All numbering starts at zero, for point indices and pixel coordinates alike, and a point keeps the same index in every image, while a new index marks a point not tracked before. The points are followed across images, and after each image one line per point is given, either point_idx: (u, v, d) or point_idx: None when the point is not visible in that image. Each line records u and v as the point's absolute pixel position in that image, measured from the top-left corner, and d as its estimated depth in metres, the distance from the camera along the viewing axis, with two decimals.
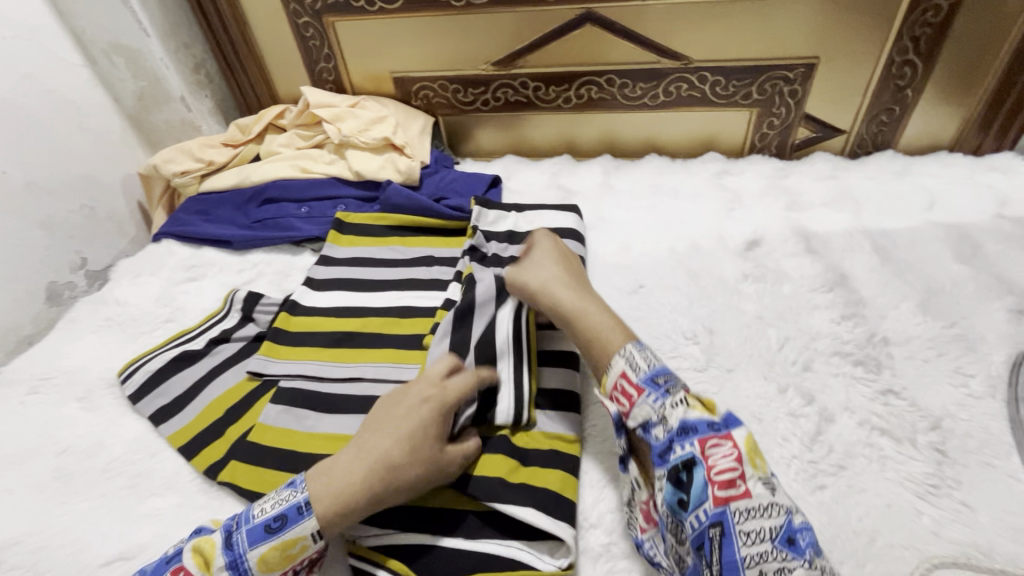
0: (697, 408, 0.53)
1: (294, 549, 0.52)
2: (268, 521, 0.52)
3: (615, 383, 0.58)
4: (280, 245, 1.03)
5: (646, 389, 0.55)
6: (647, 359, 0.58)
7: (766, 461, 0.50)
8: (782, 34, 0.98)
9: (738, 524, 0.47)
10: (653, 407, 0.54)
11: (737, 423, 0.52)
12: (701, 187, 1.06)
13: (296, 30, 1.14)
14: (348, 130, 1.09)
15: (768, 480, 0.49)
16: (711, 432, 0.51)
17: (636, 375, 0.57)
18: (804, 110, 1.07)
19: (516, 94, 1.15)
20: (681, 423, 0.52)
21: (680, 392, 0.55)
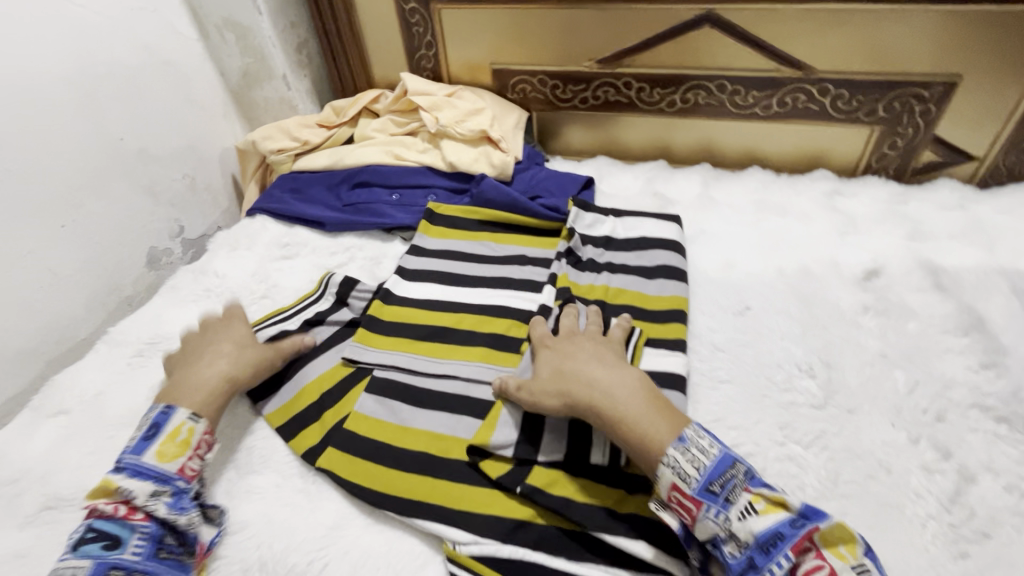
0: (767, 510, 0.48)
1: (183, 434, 0.61)
2: (145, 432, 0.60)
3: (667, 495, 0.52)
4: (370, 230, 1.03)
5: (705, 502, 0.50)
6: (695, 461, 0.52)
7: (855, 544, 0.47)
8: (924, 48, 0.91)
9: None
10: (717, 523, 0.49)
11: (815, 513, 0.48)
12: (810, 207, 0.99)
13: (402, 16, 1.13)
14: (445, 119, 1.08)
15: (860, 567, 0.46)
16: (791, 534, 0.47)
17: (689, 486, 0.51)
18: (933, 132, 0.99)
19: (617, 95, 1.11)
20: (755, 538, 0.47)
21: (742, 494, 0.50)
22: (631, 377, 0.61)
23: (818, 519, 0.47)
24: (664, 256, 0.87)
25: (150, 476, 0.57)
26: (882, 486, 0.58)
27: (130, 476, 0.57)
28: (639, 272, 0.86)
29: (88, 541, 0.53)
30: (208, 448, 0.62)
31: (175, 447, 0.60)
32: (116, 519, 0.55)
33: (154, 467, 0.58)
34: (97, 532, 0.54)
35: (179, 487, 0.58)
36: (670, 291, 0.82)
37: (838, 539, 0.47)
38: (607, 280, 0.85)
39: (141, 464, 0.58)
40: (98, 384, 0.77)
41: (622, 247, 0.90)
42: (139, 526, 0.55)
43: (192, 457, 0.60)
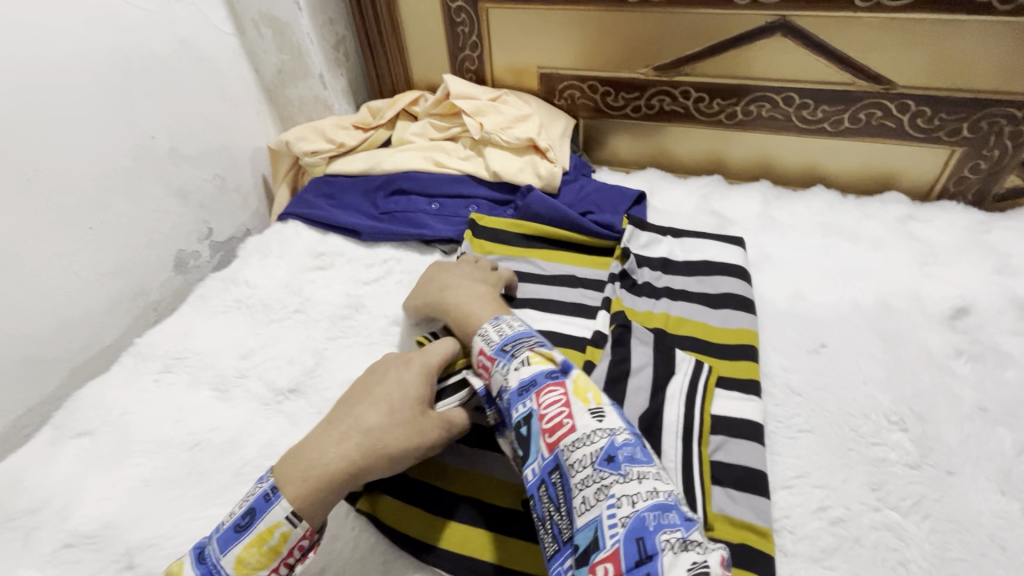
0: (537, 360, 0.54)
1: (275, 538, 0.49)
2: (238, 520, 0.49)
3: (479, 356, 0.59)
4: (408, 241, 0.98)
5: (497, 357, 0.56)
6: (501, 330, 0.60)
7: (600, 395, 0.52)
8: (1022, 65, 0.82)
9: (568, 459, 0.47)
10: (500, 373, 0.55)
11: (569, 366, 0.53)
12: (883, 233, 0.92)
13: (446, 14, 1.07)
14: (490, 126, 1.02)
15: (597, 411, 0.50)
16: (546, 381, 0.52)
17: (491, 346, 0.58)
18: (1023, 155, 0.91)
19: (673, 104, 1.04)
20: (519, 381, 0.52)
21: (525, 351, 0.55)
22: (492, 308, 0.65)
23: (569, 371, 0.53)
24: (731, 285, 0.80)
25: None
26: (997, 567, 0.51)
27: None
28: (703, 300, 0.79)
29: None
30: (299, 554, 0.51)
31: (260, 557, 0.48)
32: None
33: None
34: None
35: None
36: (739, 326, 0.75)
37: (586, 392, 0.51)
38: (669, 309, 0.78)
39: (216, 568, 0.47)
40: (123, 403, 0.72)
41: (681, 271, 0.83)
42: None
43: (276, 567, 0.49)
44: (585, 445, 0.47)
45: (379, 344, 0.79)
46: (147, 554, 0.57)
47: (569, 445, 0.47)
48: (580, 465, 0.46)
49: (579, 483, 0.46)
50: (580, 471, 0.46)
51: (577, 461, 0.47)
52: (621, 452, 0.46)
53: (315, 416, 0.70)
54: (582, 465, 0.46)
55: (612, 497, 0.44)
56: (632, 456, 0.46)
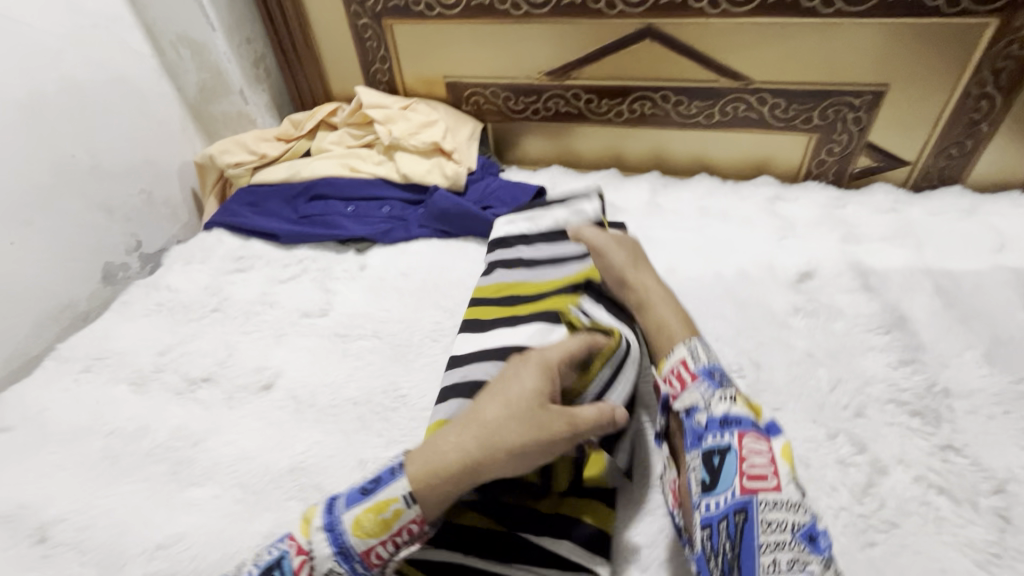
0: (742, 405, 0.55)
1: (389, 512, 0.50)
2: (364, 484, 0.52)
3: (674, 368, 0.61)
4: (325, 242, 1.04)
5: (701, 377, 0.57)
6: (718, 396, 0.55)
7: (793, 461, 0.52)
8: (850, 60, 0.95)
9: (761, 512, 0.48)
10: (702, 395, 0.56)
11: (775, 431, 0.54)
12: (753, 212, 1.03)
13: (355, 31, 1.16)
14: (399, 132, 1.10)
15: (791, 478, 0.50)
16: (751, 429, 0.52)
17: (695, 365, 0.59)
18: (867, 138, 1.03)
19: (567, 106, 1.14)
20: (722, 412, 0.54)
21: (732, 388, 0.56)
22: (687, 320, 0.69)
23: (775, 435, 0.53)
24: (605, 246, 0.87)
25: (337, 543, 0.49)
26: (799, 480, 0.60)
27: (325, 531, 0.50)
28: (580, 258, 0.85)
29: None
30: (407, 536, 0.51)
31: (374, 523, 0.50)
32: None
33: (346, 535, 0.49)
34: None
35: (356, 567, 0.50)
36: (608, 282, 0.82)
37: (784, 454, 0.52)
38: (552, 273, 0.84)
39: (339, 523, 0.50)
40: (42, 401, 0.77)
41: (568, 250, 0.90)
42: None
43: (387, 540, 0.50)
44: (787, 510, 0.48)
45: (290, 335, 0.85)
46: (57, 529, 0.62)
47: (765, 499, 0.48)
48: (774, 525, 0.47)
49: (764, 533, 0.47)
50: (770, 531, 0.47)
51: (773, 520, 0.47)
52: (820, 535, 0.48)
53: (224, 401, 0.76)
54: (779, 528, 0.47)
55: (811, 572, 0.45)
56: (833, 546, 0.47)
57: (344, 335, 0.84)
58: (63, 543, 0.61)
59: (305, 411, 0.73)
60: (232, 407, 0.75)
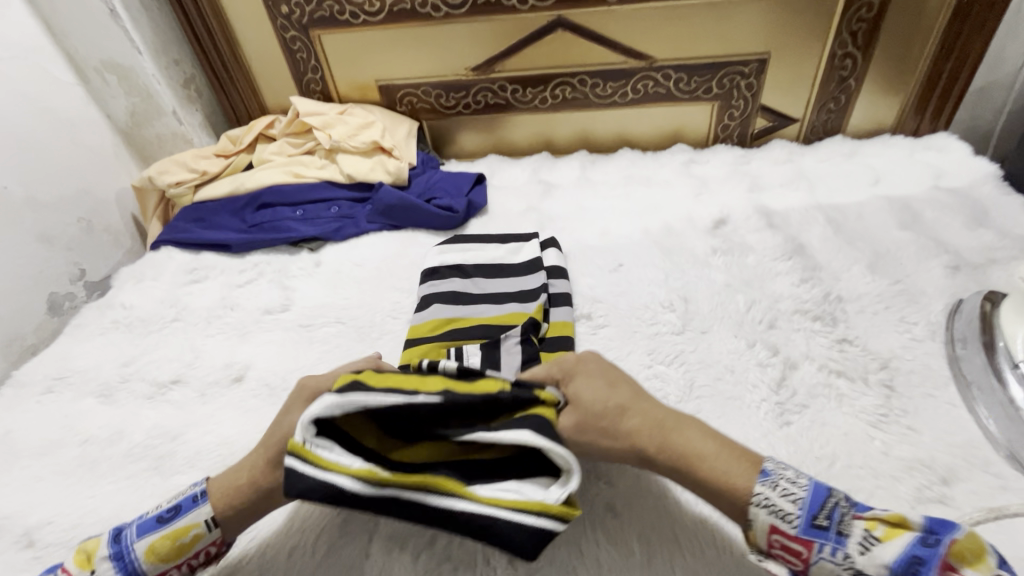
0: (891, 534, 0.46)
1: (190, 482, 0.57)
2: (161, 512, 0.55)
3: (769, 541, 0.49)
4: (277, 246, 1.08)
5: (816, 540, 0.47)
6: (858, 537, 0.46)
7: (987, 554, 0.43)
8: (736, 34, 1.07)
9: None
10: (837, 563, 0.46)
11: (937, 526, 0.45)
12: (672, 175, 1.14)
13: (284, 43, 1.20)
14: (338, 135, 1.15)
15: None
16: (937, 555, 0.43)
17: (793, 527, 0.47)
18: (760, 101, 1.16)
19: (495, 97, 1.22)
20: (891, 569, 0.44)
21: (856, 523, 0.47)
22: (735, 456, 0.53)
23: (951, 531, 0.44)
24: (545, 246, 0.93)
25: (125, 568, 0.53)
26: (726, 384, 0.70)
27: (110, 559, 0.53)
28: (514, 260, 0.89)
29: None
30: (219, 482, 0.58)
31: (169, 550, 0.53)
32: (139, 544, 0.54)
33: (178, 499, 0.56)
34: None
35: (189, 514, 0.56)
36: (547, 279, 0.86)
37: (973, 554, 0.43)
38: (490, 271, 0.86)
39: (128, 551, 0.53)
40: (6, 424, 0.77)
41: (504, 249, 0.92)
42: (150, 552, 0.53)
43: (182, 563, 0.54)
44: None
45: (254, 331, 0.89)
46: (44, 532, 0.63)
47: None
48: None
49: None
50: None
51: None
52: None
53: (197, 398, 0.78)
54: None
55: None
56: None
57: (307, 325, 0.88)
58: (51, 544, 0.62)
59: (278, 394, 0.77)
60: (206, 402, 0.78)
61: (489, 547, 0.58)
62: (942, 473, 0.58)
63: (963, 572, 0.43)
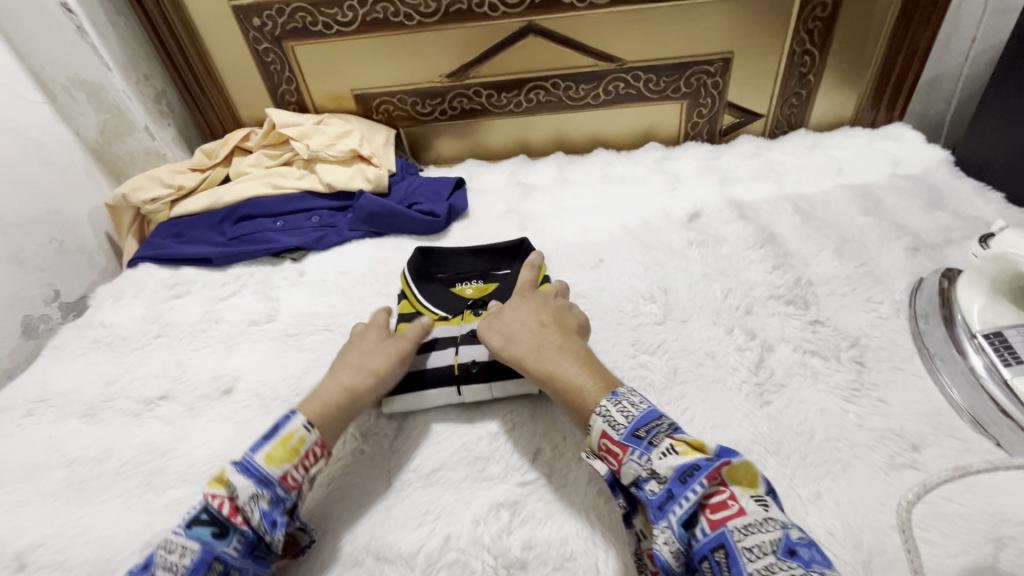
0: (686, 450, 0.51)
1: (294, 441, 0.58)
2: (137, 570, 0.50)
3: (599, 441, 0.56)
4: (259, 257, 1.07)
5: (631, 445, 0.53)
6: (659, 436, 0.53)
7: (756, 480, 0.50)
8: (701, 35, 1.11)
9: (739, 541, 0.46)
10: (641, 464, 0.52)
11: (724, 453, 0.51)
12: (646, 172, 1.17)
13: (257, 56, 1.20)
14: (315, 145, 1.15)
15: (759, 499, 0.49)
16: (714, 467, 0.49)
17: (618, 433, 0.55)
18: (726, 99, 1.20)
19: (471, 103, 1.23)
20: (674, 471, 0.50)
21: (666, 439, 0.53)
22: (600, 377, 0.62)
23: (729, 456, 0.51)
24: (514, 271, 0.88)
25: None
26: (708, 369, 0.73)
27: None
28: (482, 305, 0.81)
29: (201, 524, 0.52)
30: (314, 459, 0.60)
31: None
32: (219, 517, 0.52)
33: (262, 470, 0.55)
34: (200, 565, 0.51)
35: (278, 494, 0.55)
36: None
37: (746, 479, 0.50)
38: (458, 327, 0.78)
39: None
40: None
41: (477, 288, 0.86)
42: (238, 529, 0.52)
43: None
44: (760, 531, 0.46)
45: (241, 343, 0.89)
46: (35, 555, 0.61)
47: (737, 527, 0.46)
48: (756, 552, 0.45)
49: (750, 562, 0.44)
50: (754, 557, 0.45)
51: (752, 546, 0.45)
52: (801, 549, 0.45)
53: (186, 412, 0.78)
54: (761, 552, 0.45)
55: None
56: (818, 555, 0.45)
57: (294, 334, 0.89)
58: (43, 566, 0.61)
59: (269, 405, 0.78)
60: (195, 416, 0.77)
61: (485, 538, 0.58)
62: (913, 441, 0.62)
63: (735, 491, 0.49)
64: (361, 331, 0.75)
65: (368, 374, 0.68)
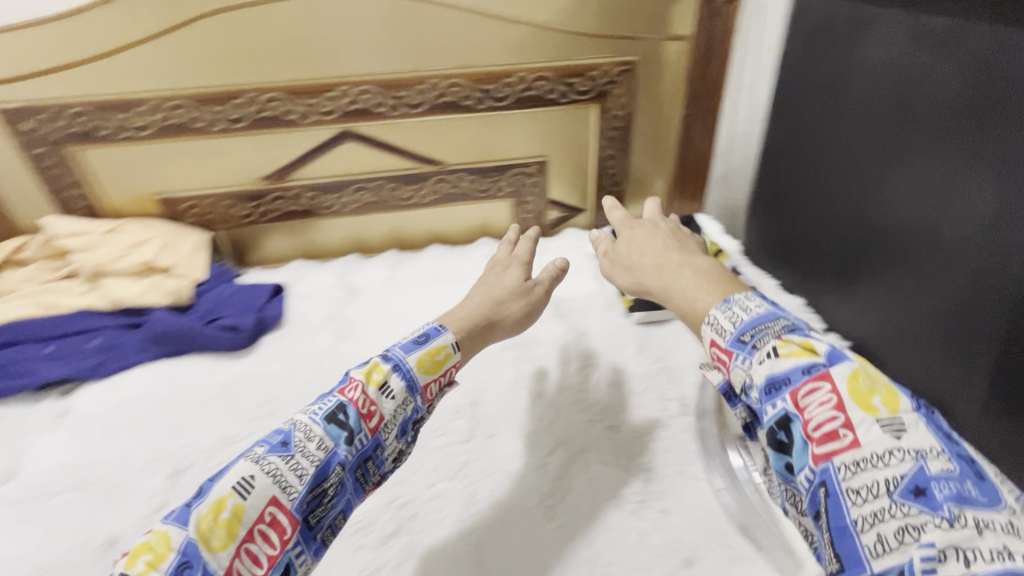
0: (796, 351, 0.45)
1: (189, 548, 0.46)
2: (285, 448, 0.53)
3: (710, 352, 0.51)
4: (15, 395, 0.90)
5: (736, 350, 0.48)
6: (763, 328, 0.48)
7: (897, 403, 0.42)
8: (516, 140, 1.17)
9: (847, 480, 0.40)
10: (746, 370, 0.47)
11: (840, 358, 0.44)
12: (474, 269, 1.19)
13: (31, 160, 1.04)
14: (103, 259, 1.03)
15: (893, 424, 0.41)
16: (805, 379, 0.44)
17: (725, 338, 0.49)
18: (548, 197, 1.27)
19: (294, 204, 1.18)
20: (771, 376, 0.45)
21: (773, 338, 0.47)
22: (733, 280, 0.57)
23: (842, 364, 0.44)
24: None
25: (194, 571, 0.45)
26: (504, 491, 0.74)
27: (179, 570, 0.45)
28: None
29: (336, 422, 0.56)
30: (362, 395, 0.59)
31: (215, 524, 0.47)
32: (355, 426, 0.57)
33: (413, 374, 0.63)
34: (338, 420, 0.57)
35: (416, 401, 0.63)
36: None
37: (884, 395, 0.43)
38: None
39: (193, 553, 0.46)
40: None
41: None
42: (360, 441, 0.57)
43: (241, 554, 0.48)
44: (877, 467, 0.39)
45: None
46: None
47: (844, 463, 0.40)
48: (865, 499, 0.39)
49: (854, 506, 0.40)
50: (860, 500, 0.39)
51: (864, 484, 0.40)
52: (939, 487, 0.38)
53: None
54: (874, 492, 0.39)
55: (929, 543, 0.37)
56: (953, 494, 0.38)
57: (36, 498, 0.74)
58: None
59: None
60: None
61: None
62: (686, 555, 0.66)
63: (849, 415, 0.42)
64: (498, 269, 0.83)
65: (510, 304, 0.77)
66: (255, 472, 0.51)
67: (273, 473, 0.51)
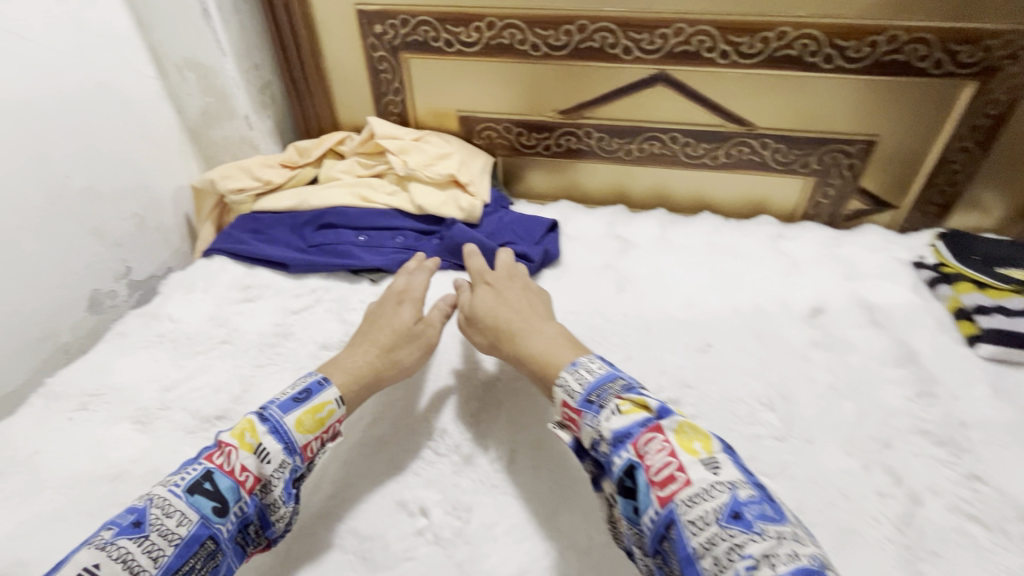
0: (628, 410, 0.57)
1: None
2: (141, 525, 0.51)
3: (564, 411, 0.62)
4: (337, 272, 1.02)
5: (584, 409, 0.59)
6: (599, 391, 0.60)
7: (710, 444, 0.54)
8: (849, 111, 1.01)
9: (684, 515, 0.49)
10: (592, 426, 0.58)
11: (666, 412, 0.56)
12: (759, 248, 1.07)
13: (370, 63, 1.14)
14: (415, 164, 1.10)
15: (711, 462, 0.52)
16: (641, 431, 0.55)
17: (574, 399, 0.61)
18: (859, 184, 1.09)
19: (579, 143, 1.16)
20: (613, 433, 0.56)
21: (613, 400, 0.58)
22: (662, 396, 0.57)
23: (668, 418, 0.56)
24: None
25: None
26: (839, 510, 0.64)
27: None
28: None
29: (202, 492, 0.54)
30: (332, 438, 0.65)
31: None
32: (219, 494, 0.54)
33: (291, 435, 0.60)
34: (205, 489, 0.54)
35: (296, 463, 0.61)
36: None
37: (695, 441, 0.54)
38: None
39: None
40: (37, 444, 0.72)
41: None
42: (232, 514, 0.55)
43: None
44: (704, 499, 0.49)
45: (309, 367, 0.83)
46: None
47: (681, 499, 0.49)
48: (699, 522, 0.48)
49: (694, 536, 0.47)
50: (698, 530, 0.48)
51: (695, 518, 0.48)
52: (749, 510, 0.48)
53: None
54: (703, 523, 0.47)
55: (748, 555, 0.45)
56: (760, 514, 0.48)
57: None
58: None
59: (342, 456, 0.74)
60: None
61: None
62: None
63: (680, 459, 0.52)
64: (392, 303, 0.82)
65: (399, 353, 0.76)
66: (103, 557, 0.48)
67: (125, 559, 0.48)
